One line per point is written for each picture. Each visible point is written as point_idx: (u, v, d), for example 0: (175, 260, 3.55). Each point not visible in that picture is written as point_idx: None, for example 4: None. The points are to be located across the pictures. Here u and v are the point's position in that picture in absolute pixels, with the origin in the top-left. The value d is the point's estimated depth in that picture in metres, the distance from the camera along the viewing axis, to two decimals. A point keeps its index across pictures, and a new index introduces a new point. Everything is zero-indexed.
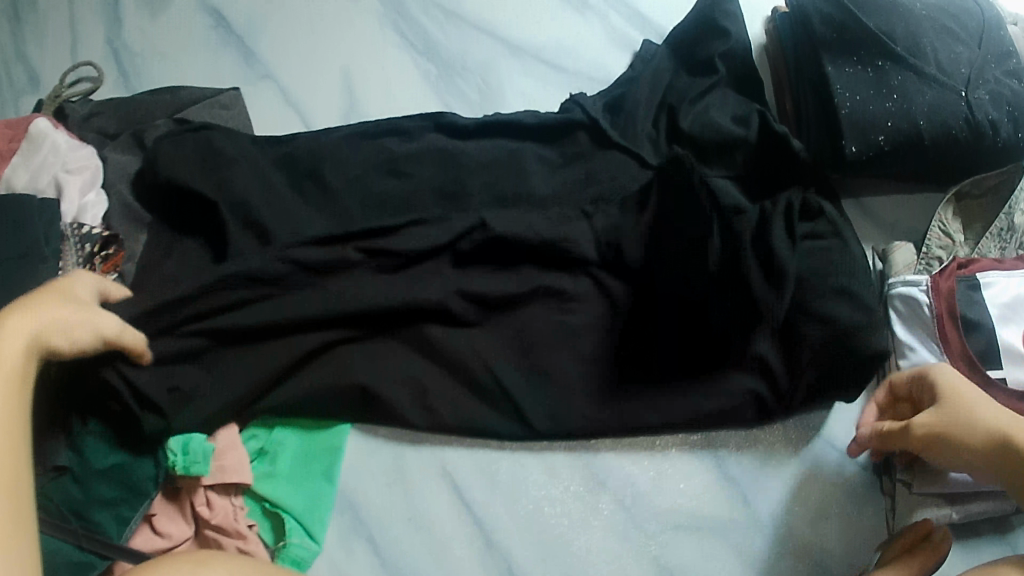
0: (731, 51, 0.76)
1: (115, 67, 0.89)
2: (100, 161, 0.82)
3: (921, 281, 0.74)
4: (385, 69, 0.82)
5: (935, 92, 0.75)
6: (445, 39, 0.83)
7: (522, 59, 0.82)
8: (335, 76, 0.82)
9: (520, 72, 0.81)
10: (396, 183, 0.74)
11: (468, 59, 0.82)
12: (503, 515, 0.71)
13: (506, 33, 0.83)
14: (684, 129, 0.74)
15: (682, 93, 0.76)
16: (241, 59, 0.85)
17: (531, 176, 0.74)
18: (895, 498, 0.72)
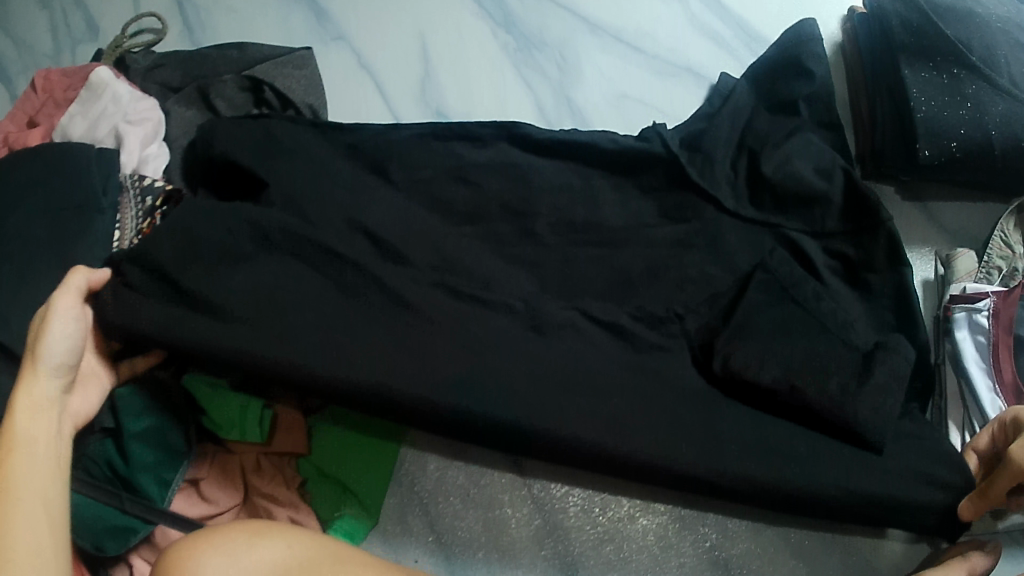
0: (815, 94, 0.73)
1: (179, 21, 0.87)
2: (161, 113, 0.80)
3: (981, 305, 0.72)
4: (462, 37, 0.84)
5: (1008, 104, 0.75)
6: (524, 14, 0.84)
7: (601, 38, 0.84)
8: (412, 40, 0.84)
9: (599, 52, 0.83)
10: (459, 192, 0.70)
11: (548, 35, 0.84)
12: (559, 496, 0.70)
13: (585, 12, 0.85)
14: (761, 128, 0.72)
15: (762, 134, 0.72)
16: (314, 20, 0.85)
17: (599, 202, 0.70)
18: None
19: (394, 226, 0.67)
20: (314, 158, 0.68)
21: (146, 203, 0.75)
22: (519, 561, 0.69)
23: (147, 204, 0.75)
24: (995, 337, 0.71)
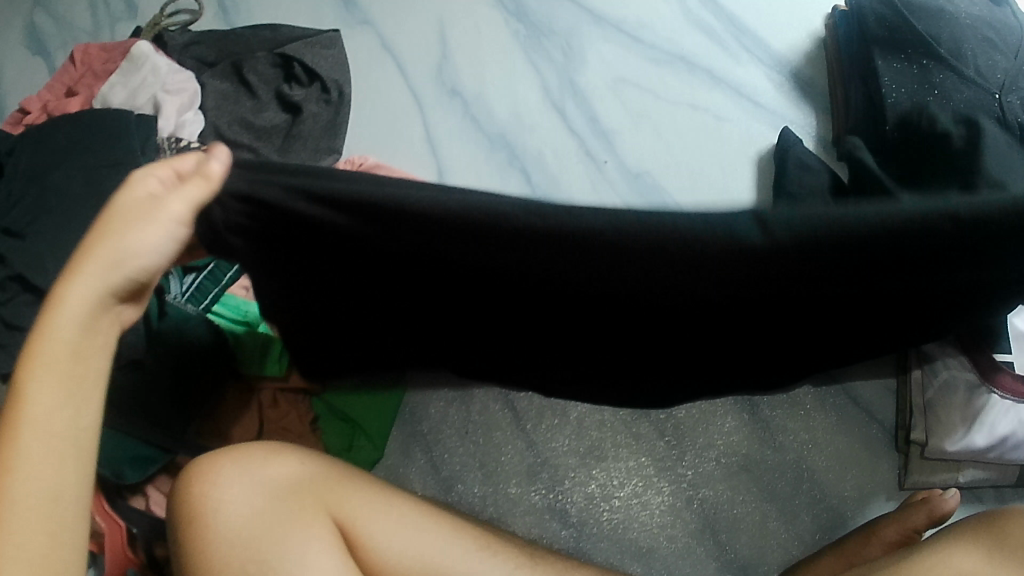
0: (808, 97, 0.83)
1: (215, 4, 0.95)
2: (197, 85, 0.87)
3: None
4: (478, 26, 0.91)
5: (972, 91, 0.79)
6: (536, 6, 0.92)
7: (605, 29, 0.91)
8: (431, 27, 0.91)
9: (603, 41, 0.90)
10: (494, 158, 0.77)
11: (556, 25, 0.91)
12: (552, 439, 0.77)
13: (593, 6, 0.92)
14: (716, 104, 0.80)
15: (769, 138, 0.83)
16: (343, 7, 0.93)
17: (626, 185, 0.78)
18: (908, 458, 0.79)
19: None
20: None
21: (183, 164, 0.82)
22: (511, 494, 0.75)
23: None
24: None
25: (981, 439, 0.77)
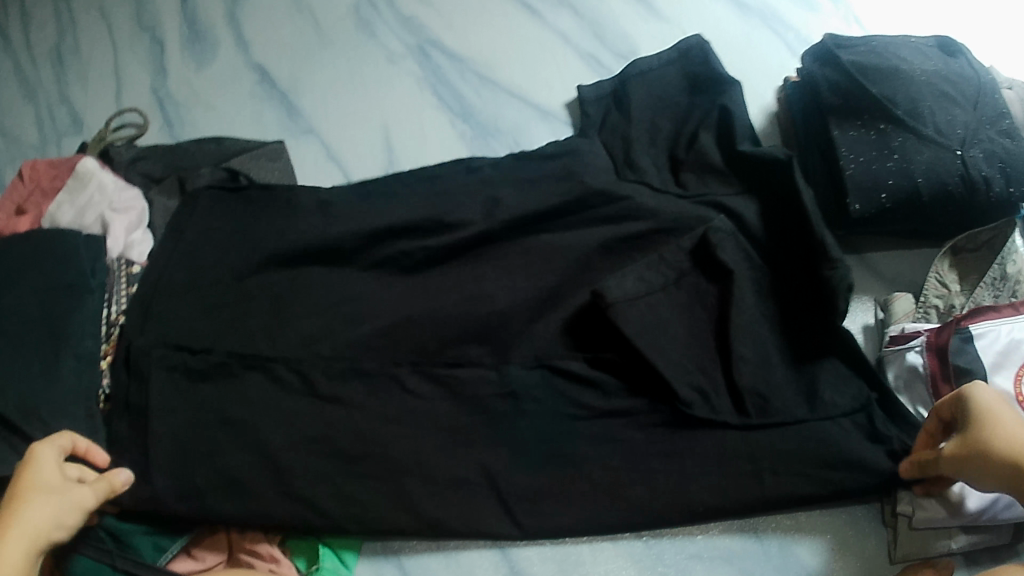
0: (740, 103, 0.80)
1: (159, 114, 0.92)
2: (145, 202, 0.85)
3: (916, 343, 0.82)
4: (423, 128, 0.89)
5: (932, 152, 0.81)
6: (479, 103, 0.90)
7: (551, 122, 0.90)
8: (376, 135, 0.89)
9: (549, 135, 0.88)
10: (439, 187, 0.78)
11: (502, 123, 0.89)
12: (528, 548, 0.75)
13: (535, 99, 0.91)
14: (665, 127, 0.79)
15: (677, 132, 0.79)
16: (286, 114, 0.90)
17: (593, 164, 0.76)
18: (898, 532, 0.76)
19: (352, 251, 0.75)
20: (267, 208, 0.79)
21: (128, 290, 0.80)
22: None
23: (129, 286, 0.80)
24: (930, 371, 0.80)
25: (972, 503, 0.74)
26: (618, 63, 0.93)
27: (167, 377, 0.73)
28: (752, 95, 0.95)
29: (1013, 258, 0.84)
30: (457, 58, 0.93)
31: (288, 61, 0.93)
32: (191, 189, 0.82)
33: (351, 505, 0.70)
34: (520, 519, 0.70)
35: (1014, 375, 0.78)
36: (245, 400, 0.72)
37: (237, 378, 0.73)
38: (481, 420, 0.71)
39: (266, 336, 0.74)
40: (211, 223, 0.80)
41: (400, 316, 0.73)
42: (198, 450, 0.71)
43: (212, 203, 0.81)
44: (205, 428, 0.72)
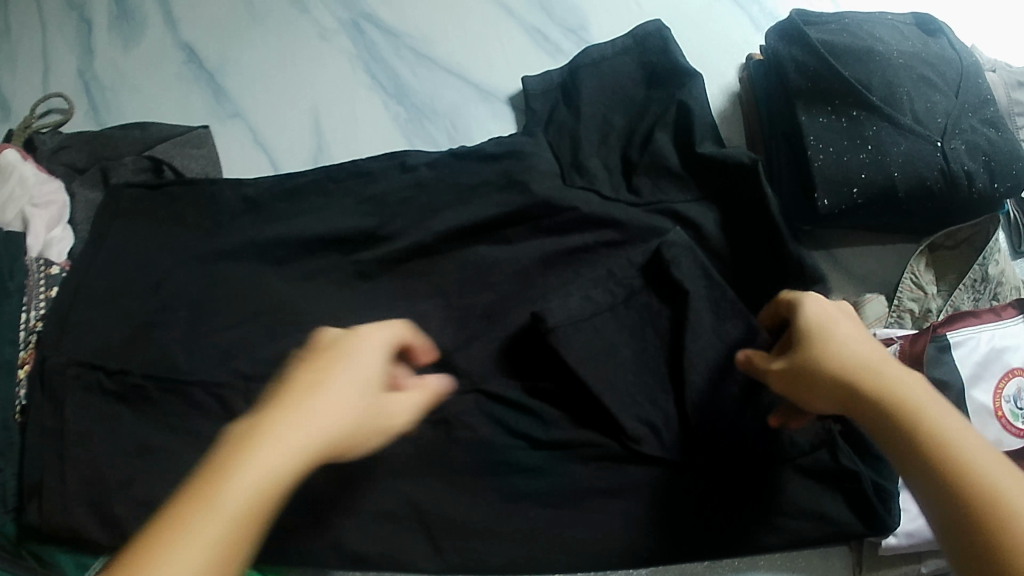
0: (698, 89, 0.74)
1: (85, 100, 0.85)
2: (67, 197, 0.79)
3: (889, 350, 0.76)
4: (355, 111, 0.81)
5: (910, 142, 0.75)
6: (415, 82, 0.82)
7: (492, 103, 0.82)
8: (304, 117, 0.81)
9: (491, 119, 0.81)
10: (378, 188, 0.72)
11: (439, 104, 0.82)
12: None
13: (475, 77, 0.83)
14: (619, 124, 0.74)
15: (626, 132, 0.74)
16: (212, 96, 0.83)
17: (539, 172, 0.71)
18: (862, 555, 0.74)
19: (292, 271, 0.73)
20: (206, 217, 0.75)
21: (48, 293, 0.74)
22: None
23: (49, 293, 0.74)
24: None
25: None
26: (567, 39, 0.85)
27: (84, 398, 0.70)
28: (711, 72, 0.87)
29: (995, 259, 0.80)
30: (393, 32, 0.84)
31: (215, 37, 0.85)
32: (112, 184, 0.77)
33: (269, 536, 0.68)
34: (445, 553, 0.67)
35: (995, 387, 0.75)
36: (174, 430, 0.71)
37: (155, 402, 0.71)
38: (412, 453, 0.68)
39: (183, 354, 0.72)
40: (132, 228, 0.76)
41: (333, 330, 0.70)
42: (116, 479, 0.69)
43: (134, 204, 0.76)
44: (126, 457, 0.69)
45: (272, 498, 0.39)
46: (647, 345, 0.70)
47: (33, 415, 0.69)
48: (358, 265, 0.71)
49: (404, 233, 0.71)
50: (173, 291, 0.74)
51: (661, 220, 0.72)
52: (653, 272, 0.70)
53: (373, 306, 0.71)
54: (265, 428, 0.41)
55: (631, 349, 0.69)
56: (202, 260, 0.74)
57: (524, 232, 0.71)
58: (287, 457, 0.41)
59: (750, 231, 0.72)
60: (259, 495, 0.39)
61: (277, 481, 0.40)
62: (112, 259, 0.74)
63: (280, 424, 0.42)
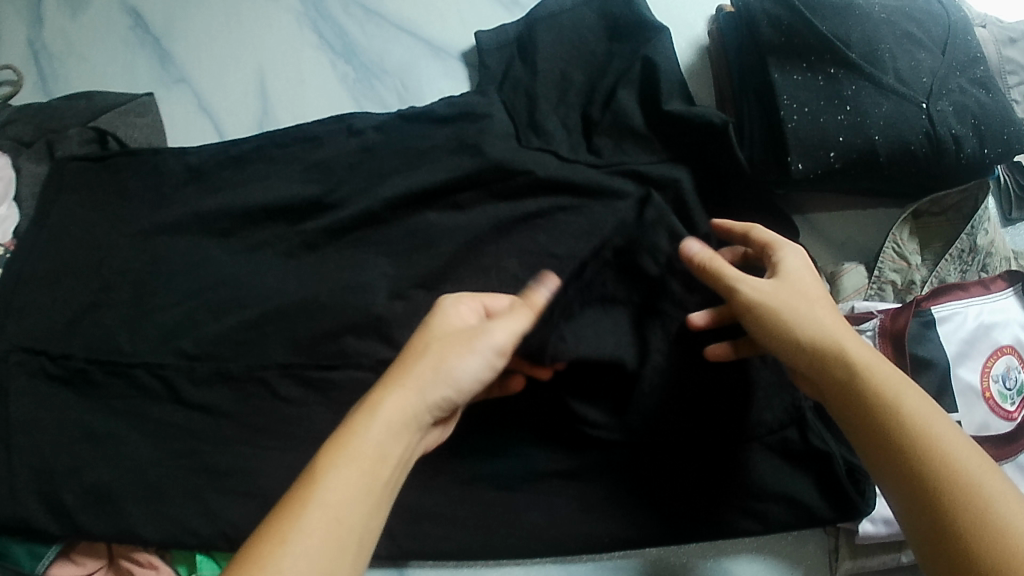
0: (663, 44, 0.71)
1: (34, 70, 0.81)
2: (13, 172, 0.75)
3: (868, 324, 0.71)
4: (301, 71, 0.78)
5: (893, 104, 0.70)
6: (364, 40, 0.79)
7: (445, 60, 0.78)
8: (249, 79, 0.78)
9: (441, 76, 0.77)
10: (328, 151, 0.70)
11: (388, 62, 0.78)
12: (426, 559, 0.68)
13: (429, 33, 0.79)
14: (579, 80, 0.71)
15: (586, 88, 0.71)
16: (158, 62, 0.80)
17: (494, 136, 0.68)
18: (839, 542, 0.69)
19: (241, 244, 0.70)
20: (155, 188, 0.72)
21: None
22: None
23: None
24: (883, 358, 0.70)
25: None
26: None
27: (29, 384, 0.67)
28: (680, 25, 0.83)
29: (985, 228, 0.75)
30: None
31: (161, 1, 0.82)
32: (57, 157, 0.73)
33: (219, 523, 0.65)
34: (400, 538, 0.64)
35: (983, 366, 0.70)
36: (118, 413, 0.67)
37: (99, 385, 0.67)
38: None
39: (126, 334, 0.68)
40: (77, 203, 0.72)
41: (280, 303, 0.67)
42: (61, 467, 0.65)
43: (79, 177, 0.73)
44: (67, 442, 0.66)
45: (371, 470, 0.46)
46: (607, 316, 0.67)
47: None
48: (306, 233, 0.69)
49: (357, 203, 0.68)
50: (117, 266, 0.70)
51: (624, 185, 0.68)
52: (617, 241, 0.68)
53: (323, 276, 0.67)
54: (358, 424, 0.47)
55: (590, 322, 0.66)
56: (147, 232, 0.70)
57: (482, 201, 0.68)
58: (387, 434, 0.47)
59: (714, 202, 0.69)
60: (361, 476, 0.45)
61: (379, 457, 0.46)
62: (57, 237, 0.71)
63: (391, 405, 0.48)
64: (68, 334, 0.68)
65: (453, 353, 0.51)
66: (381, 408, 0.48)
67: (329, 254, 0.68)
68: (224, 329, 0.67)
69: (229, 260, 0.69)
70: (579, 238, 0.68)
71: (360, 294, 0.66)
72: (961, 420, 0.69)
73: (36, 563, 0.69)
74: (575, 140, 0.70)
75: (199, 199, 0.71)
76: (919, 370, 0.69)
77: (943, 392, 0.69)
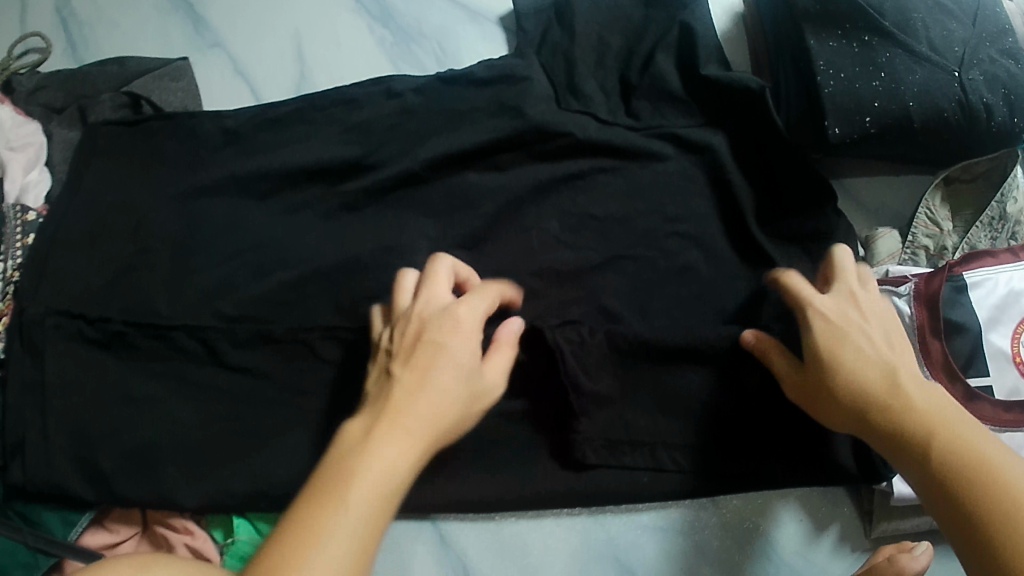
0: (700, 10, 0.71)
1: (63, 37, 0.81)
2: (44, 138, 0.74)
3: (902, 288, 0.72)
4: (338, 36, 0.78)
5: (926, 72, 0.71)
6: (401, 4, 0.79)
7: (481, 25, 0.78)
8: (286, 44, 0.78)
9: (479, 40, 0.78)
10: (367, 114, 0.70)
11: (426, 27, 0.78)
12: (466, 518, 0.68)
13: None
14: (616, 44, 0.71)
15: (623, 52, 0.71)
16: (191, 27, 0.80)
17: (534, 99, 0.68)
18: (874, 503, 0.70)
19: (279, 205, 0.70)
20: (191, 152, 0.72)
21: (24, 240, 0.69)
22: None
23: (27, 242, 0.69)
24: (918, 322, 0.71)
25: None
26: None
27: (66, 347, 0.66)
28: None
29: (1014, 196, 0.75)
30: None
31: None
32: (90, 122, 0.73)
33: (259, 484, 0.65)
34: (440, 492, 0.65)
35: (1013, 331, 0.70)
36: (155, 376, 0.67)
37: (137, 348, 0.67)
38: None
39: (164, 297, 0.68)
40: (111, 167, 0.72)
41: (321, 263, 0.67)
42: (100, 430, 0.65)
43: (113, 141, 0.72)
44: (107, 406, 0.65)
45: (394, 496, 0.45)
46: (648, 277, 0.67)
47: (11, 367, 0.65)
48: (347, 195, 0.69)
49: (397, 165, 0.68)
50: (155, 230, 0.69)
51: (661, 149, 0.69)
52: (655, 205, 0.69)
53: (365, 238, 0.68)
54: (378, 442, 0.46)
55: (630, 283, 0.67)
56: (184, 196, 0.70)
57: (521, 164, 0.69)
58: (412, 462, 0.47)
59: (753, 164, 0.70)
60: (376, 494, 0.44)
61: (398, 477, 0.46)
62: (91, 200, 0.70)
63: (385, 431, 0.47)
64: (105, 297, 0.68)
65: (463, 352, 0.52)
66: (408, 431, 0.47)
67: (370, 216, 0.69)
68: (264, 292, 0.67)
69: (268, 223, 0.69)
70: (618, 200, 0.69)
71: (403, 255, 0.67)
72: (990, 383, 0.69)
73: (69, 529, 0.66)
74: (613, 104, 0.70)
75: (237, 162, 0.71)
76: (952, 334, 0.70)
77: (974, 355, 0.70)
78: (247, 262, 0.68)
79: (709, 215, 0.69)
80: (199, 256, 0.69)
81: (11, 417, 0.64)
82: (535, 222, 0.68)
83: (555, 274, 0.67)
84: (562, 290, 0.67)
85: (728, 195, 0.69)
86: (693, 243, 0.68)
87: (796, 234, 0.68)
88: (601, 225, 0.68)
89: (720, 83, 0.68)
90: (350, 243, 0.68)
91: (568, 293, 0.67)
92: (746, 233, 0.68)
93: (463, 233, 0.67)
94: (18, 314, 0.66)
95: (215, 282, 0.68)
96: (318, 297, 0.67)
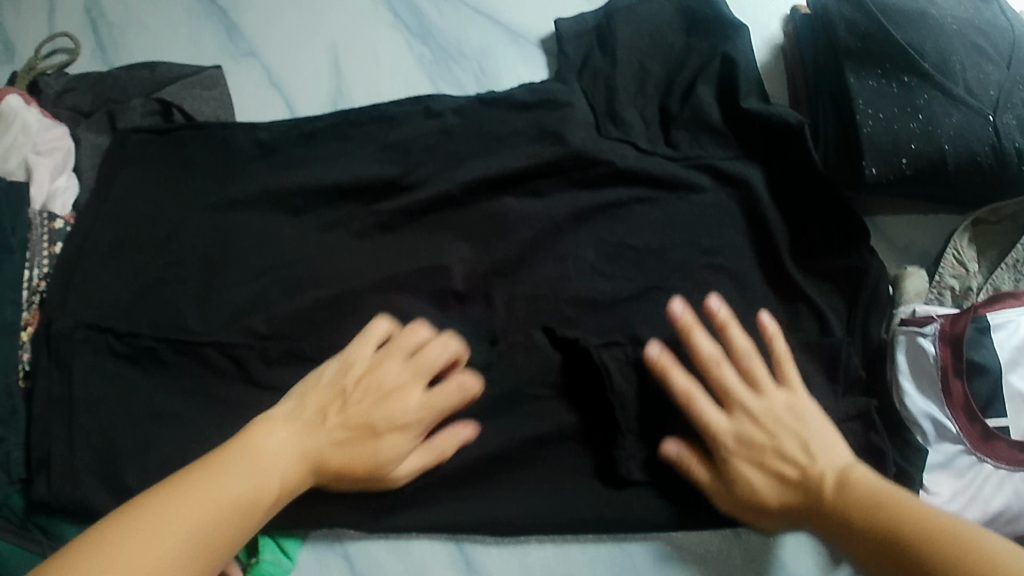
0: (742, 42, 0.71)
1: (92, 39, 0.80)
2: (72, 142, 0.72)
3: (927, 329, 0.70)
4: (377, 51, 0.77)
5: (963, 115, 0.71)
6: (441, 21, 0.78)
7: (522, 45, 0.78)
8: (324, 57, 0.78)
9: (519, 61, 0.77)
10: (406, 133, 0.70)
11: (466, 46, 0.78)
12: (489, 543, 0.68)
13: (506, 18, 0.79)
14: (657, 73, 0.71)
15: (665, 81, 0.71)
16: (225, 35, 0.79)
17: (574, 125, 0.68)
18: None
19: (313, 222, 0.69)
20: (224, 164, 0.71)
21: (51, 249, 0.68)
22: None
23: (53, 250, 0.68)
24: (943, 364, 0.69)
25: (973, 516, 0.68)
26: None
27: (93, 360, 0.65)
28: (754, 25, 0.85)
29: None
30: None
31: None
32: (120, 129, 0.72)
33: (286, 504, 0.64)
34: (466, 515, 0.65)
35: None
36: (183, 391, 0.66)
37: (165, 363, 0.66)
38: None
39: (194, 311, 0.67)
40: (142, 177, 0.71)
41: (354, 283, 0.67)
42: (126, 445, 0.64)
43: (144, 150, 0.71)
44: (134, 420, 0.65)
45: None
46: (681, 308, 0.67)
47: (39, 380, 0.64)
48: (382, 214, 0.68)
49: (434, 186, 0.68)
50: (186, 243, 0.69)
51: (699, 181, 0.69)
52: (690, 236, 0.69)
53: (400, 259, 0.68)
54: None
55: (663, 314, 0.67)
56: (216, 209, 0.70)
57: (558, 191, 0.69)
58: None
59: (789, 199, 0.70)
60: None
61: None
62: (121, 210, 0.70)
63: None
64: (133, 310, 0.67)
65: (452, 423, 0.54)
66: None
67: (405, 236, 0.68)
68: (296, 310, 0.67)
69: (300, 239, 0.69)
70: (653, 230, 0.69)
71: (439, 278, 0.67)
72: (1008, 424, 0.69)
73: None
74: (652, 133, 0.70)
75: (270, 176, 0.70)
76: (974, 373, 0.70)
77: (994, 397, 0.69)
78: (279, 279, 0.68)
79: (743, 248, 0.69)
80: (230, 270, 0.68)
81: (36, 429, 0.64)
82: (571, 248, 0.68)
83: (589, 302, 0.67)
84: (596, 318, 0.67)
85: (762, 229, 0.69)
86: (727, 276, 0.68)
87: (829, 270, 0.69)
88: (637, 254, 0.68)
89: (761, 117, 0.68)
90: (385, 264, 0.68)
91: (602, 322, 0.67)
92: (779, 267, 0.69)
93: (499, 258, 0.67)
94: (45, 325, 0.65)
95: (245, 298, 0.67)
96: (349, 317, 0.67)
